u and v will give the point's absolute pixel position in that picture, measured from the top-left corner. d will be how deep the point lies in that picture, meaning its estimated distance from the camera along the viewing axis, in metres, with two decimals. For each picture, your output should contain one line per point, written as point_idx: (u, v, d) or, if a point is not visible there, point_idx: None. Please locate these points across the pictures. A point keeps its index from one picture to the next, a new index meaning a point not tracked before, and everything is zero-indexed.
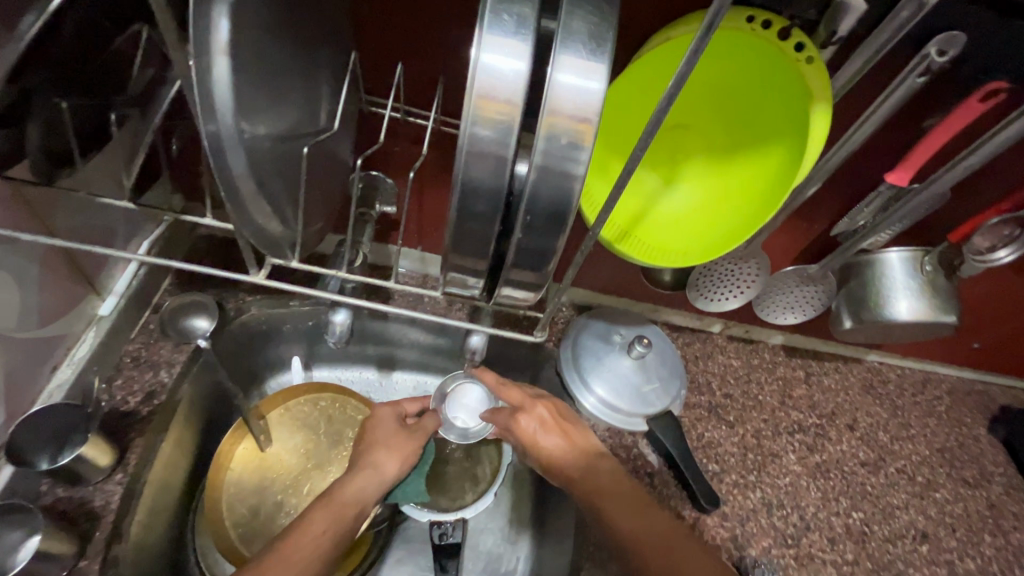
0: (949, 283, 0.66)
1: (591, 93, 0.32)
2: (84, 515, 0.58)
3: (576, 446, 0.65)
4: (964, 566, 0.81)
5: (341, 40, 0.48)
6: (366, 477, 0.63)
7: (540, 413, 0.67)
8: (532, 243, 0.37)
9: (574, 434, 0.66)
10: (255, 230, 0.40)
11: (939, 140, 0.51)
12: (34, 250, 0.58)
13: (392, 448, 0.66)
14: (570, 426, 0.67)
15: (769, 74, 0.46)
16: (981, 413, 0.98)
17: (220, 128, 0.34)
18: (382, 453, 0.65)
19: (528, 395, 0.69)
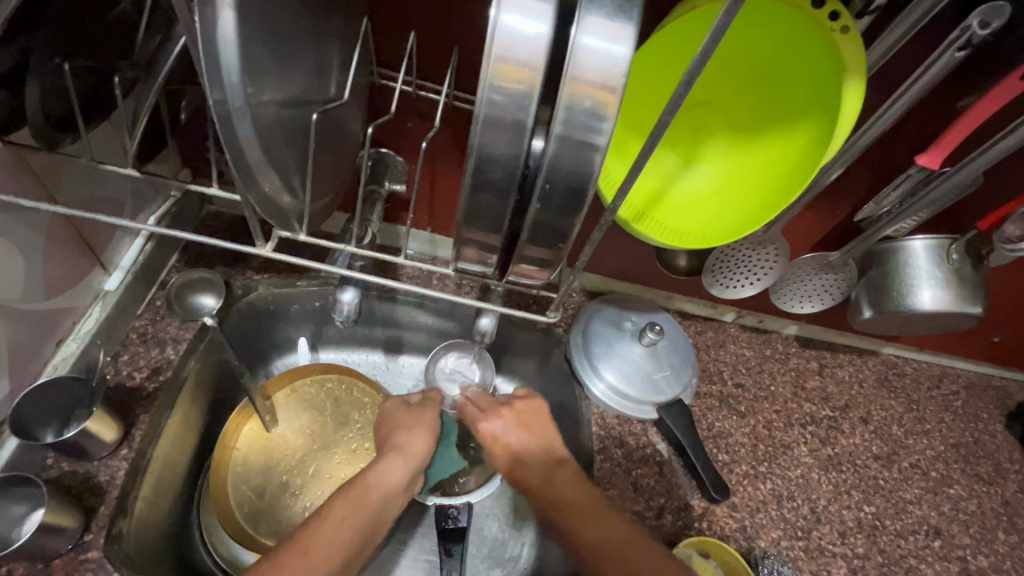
0: (975, 272, 0.64)
1: (616, 57, 0.30)
2: (90, 490, 0.58)
3: (544, 451, 0.63)
4: (977, 563, 0.80)
5: (353, 7, 0.46)
6: (392, 464, 0.62)
7: (514, 410, 0.65)
8: (549, 218, 0.35)
9: (544, 437, 0.64)
10: (263, 200, 0.39)
11: (975, 120, 0.49)
12: (40, 221, 0.57)
13: (414, 428, 0.66)
14: (544, 429, 0.64)
15: (800, 47, 0.44)
16: (997, 409, 0.96)
17: (226, 90, 0.32)
18: (404, 436, 0.65)
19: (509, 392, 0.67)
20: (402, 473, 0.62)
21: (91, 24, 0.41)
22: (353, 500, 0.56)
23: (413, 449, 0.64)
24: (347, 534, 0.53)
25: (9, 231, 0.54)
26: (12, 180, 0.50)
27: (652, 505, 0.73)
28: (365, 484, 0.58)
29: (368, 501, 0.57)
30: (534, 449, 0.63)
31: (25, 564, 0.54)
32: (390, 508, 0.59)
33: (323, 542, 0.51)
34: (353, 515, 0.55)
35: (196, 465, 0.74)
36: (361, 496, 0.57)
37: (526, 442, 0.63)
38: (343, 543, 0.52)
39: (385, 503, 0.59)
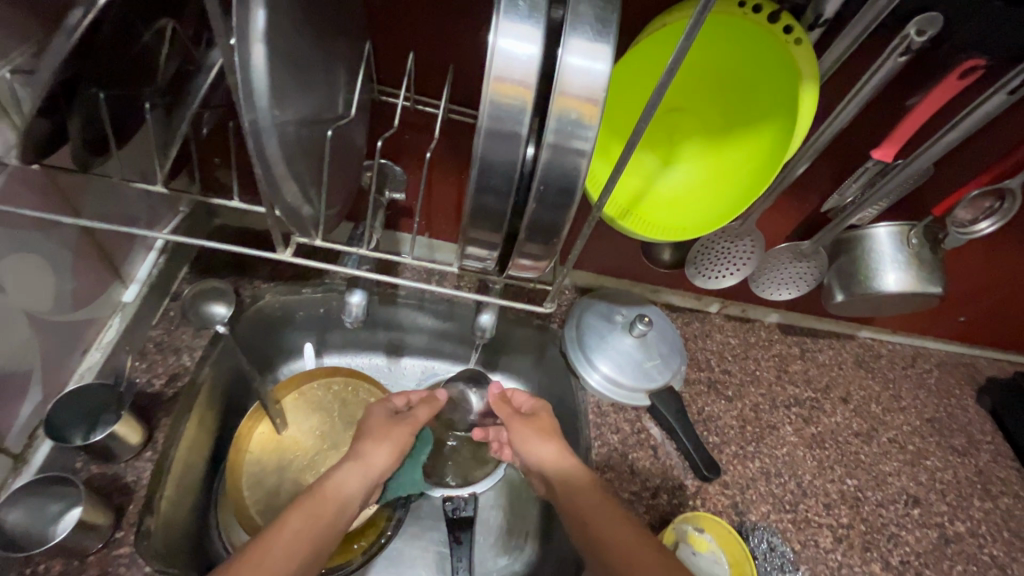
0: (933, 255, 0.69)
1: (598, 74, 0.35)
2: (118, 490, 0.61)
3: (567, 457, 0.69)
4: (954, 528, 0.85)
5: (357, 32, 0.51)
6: (349, 473, 0.65)
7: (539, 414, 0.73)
8: (545, 214, 0.39)
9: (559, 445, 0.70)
10: (286, 209, 0.43)
11: (922, 116, 0.54)
12: (67, 237, 0.58)
13: (380, 439, 0.69)
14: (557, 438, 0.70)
15: (761, 56, 0.49)
16: (968, 384, 1.03)
17: (259, 114, 0.36)
18: (369, 444, 0.68)
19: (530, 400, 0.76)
20: (355, 483, 0.65)
21: (123, 51, 0.44)
22: (309, 515, 0.60)
23: (373, 461, 0.67)
24: (299, 550, 0.56)
25: (39, 246, 0.55)
26: (40, 197, 0.52)
27: (649, 485, 0.78)
28: (320, 496, 0.62)
29: (323, 514, 0.61)
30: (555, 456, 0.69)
31: (59, 562, 0.56)
32: (348, 512, 0.63)
33: (271, 556, 0.54)
34: (308, 528, 0.59)
35: (211, 468, 0.78)
36: (314, 509, 0.61)
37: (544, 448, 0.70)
38: (293, 557, 0.56)
39: (341, 512, 0.63)
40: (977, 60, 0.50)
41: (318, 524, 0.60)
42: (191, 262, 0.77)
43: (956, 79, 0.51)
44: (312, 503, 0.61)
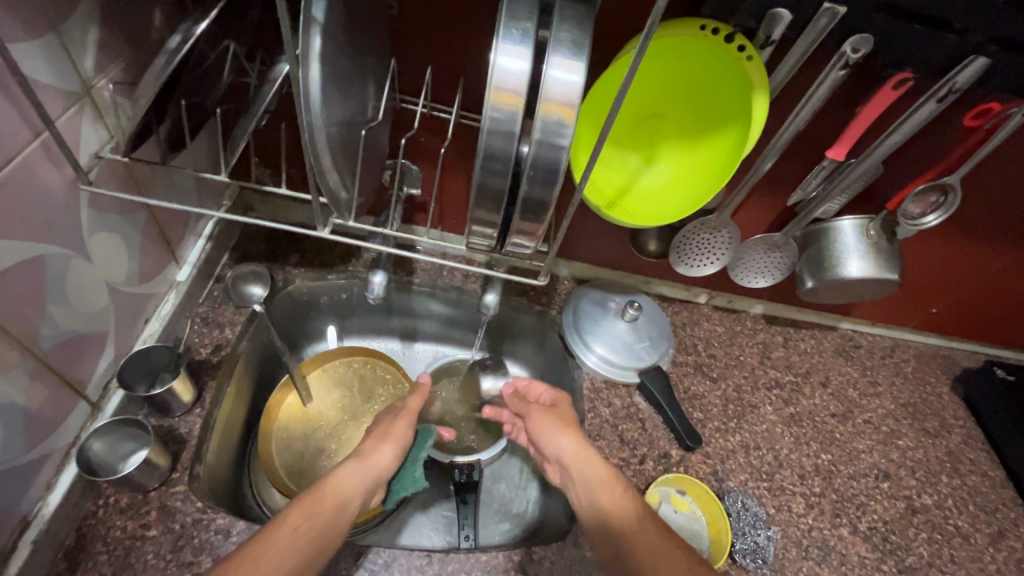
0: (891, 245, 0.78)
1: (574, 85, 0.44)
2: (173, 439, 0.70)
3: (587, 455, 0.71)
4: (922, 500, 0.92)
5: (384, 51, 0.61)
6: (349, 470, 0.65)
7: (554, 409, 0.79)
8: (537, 196, 0.49)
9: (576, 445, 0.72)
10: (329, 193, 0.53)
11: (866, 120, 0.63)
12: (138, 221, 0.68)
13: (383, 441, 0.70)
14: (574, 427, 0.75)
15: (721, 70, 0.58)
16: (944, 374, 1.09)
17: (314, 118, 0.47)
18: (372, 445, 0.69)
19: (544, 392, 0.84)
20: (356, 480, 0.64)
21: (199, 65, 0.55)
22: (309, 510, 0.58)
23: (375, 460, 0.67)
24: (302, 540, 0.54)
25: (120, 228, 0.65)
26: (122, 184, 0.62)
27: (637, 453, 0.86)
28: (321, 491, 0.60)
29: (324, 508, 0.59)
30: (573, 454, 0.71)
31: (126, 496, 0.65)
32: (351, 507, 0.61)
33: (273, 549, 0.52)
34: (311, 522, 0.56)
35: (244, 434, 0.86)
36: (315, 502, 0.59)
37: (563, 434, 0.73)
38: (295, 549, 0.53)
39: (344, 509, 0.61)
40: (907, 73, 0.59)
41: (320, 518, 0.58)
42: (231, 251, 0.88)
43: (892, 89, 0.60)
44: (313, 498, 0.59)
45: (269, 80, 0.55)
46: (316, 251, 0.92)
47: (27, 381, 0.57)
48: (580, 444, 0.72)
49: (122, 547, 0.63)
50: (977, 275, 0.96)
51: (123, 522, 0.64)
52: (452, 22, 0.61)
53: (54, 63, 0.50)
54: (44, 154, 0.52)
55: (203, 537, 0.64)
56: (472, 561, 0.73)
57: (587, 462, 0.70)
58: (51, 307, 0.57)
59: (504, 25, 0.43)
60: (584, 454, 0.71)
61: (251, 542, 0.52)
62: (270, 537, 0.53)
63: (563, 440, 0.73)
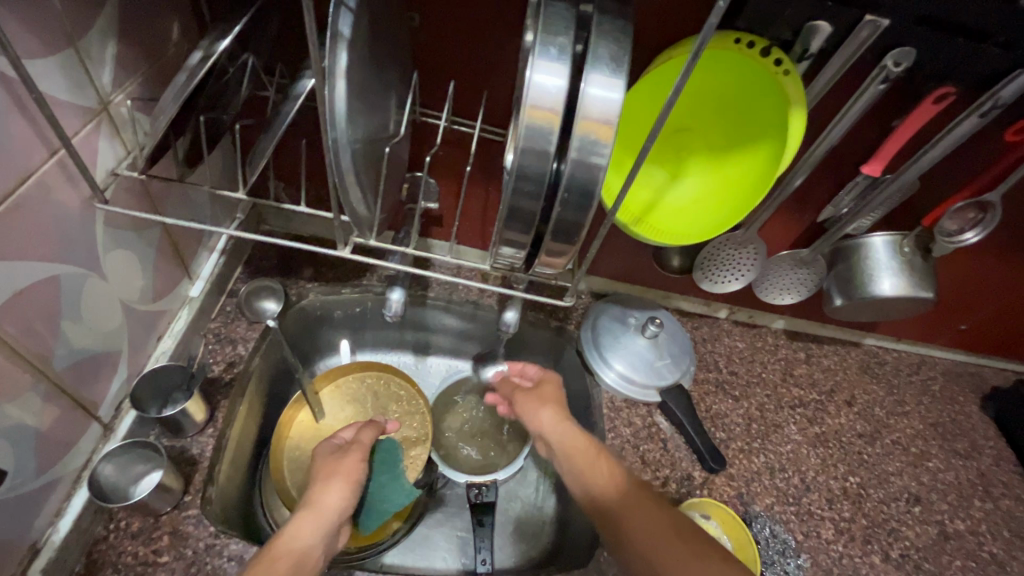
0: (925, 262, 0.75)
1: (614, 102, 0.42)
2: (185, 460, 0.68)
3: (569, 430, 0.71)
4: (954, 525, 0.88)
5: (406, 64, 0.60)
6: (302, 523, 0.59)
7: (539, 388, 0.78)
8: (569, 217, 0.47)
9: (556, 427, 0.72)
10: (351, 211, 0.51)
11: (905, 135, 0.61)
12: (152, 238, 0.67)
13: (333, 481, 0.64)
14: (555, 402, 0.75)
15: (757, 84, 0.56)
16: (973, 393, 1.05)
17: (339, 135, 0.45)
18: (320, 491, 0.63)
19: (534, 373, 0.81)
20: (312, 532, 0.59)
21: (218, 79, 0.53)
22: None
23: (326, 505, 0.62)
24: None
25: (134, 245, 0.64)
26: (137, 201, 0.60)
27: (659, 475, 0.83)
28: (272, 555, 0.54)
29: (280, 570, 0.53)
30: (553, 426, 0.72)
31: (138, 520, 0.64)
32: (312, 561, 0.56)
33: None
34: None
35: (256, 453, 0.85)
36: (266, 568, 0.52)
37: (543, 411, 0.73)
38: None
39: (303, 564, 0.55)
40: (950, 88, 0.56)
41: None
42: (243, 265, 0.86)
43: (932, 103, 0.58)
44: (262, 564, 0.53)
45: (293, 97, 0.52)
46: (330, 264, 0.90)
47: (40, 404, 0.55)
48: (558, 416, 0.72)
49: (134, 574, 0.61)
50: (1008, 291, 0.93)
51: (134, 547, 0.62)
52: (477, 35, 0.60)
53: (72, 79, 0.48)
54: (60, 171, 0.50)
55: (216, 564, 0.62)
56: None
57: (566, 433, 0.70)
58: (65, 328, 0.55)
59: (540, 41, 0.42)
60: (563, 427, 0.71)
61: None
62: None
63: (541, 416, 0.73)
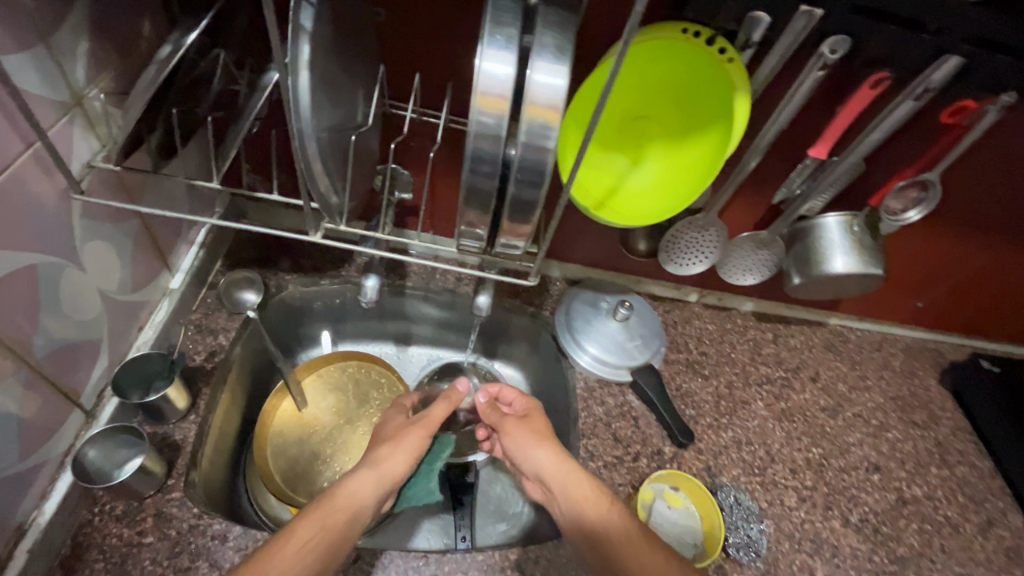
0: (875, 240, 0.79)
1: (558, 88, 0.45)
2: (168, 446, 0.70)
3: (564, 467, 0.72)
4: (912, 491, 0.93)
5: (372, 57, 0.62)
6: (364, 480, 0.67)
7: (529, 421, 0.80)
8: (524, 196, 0.50)
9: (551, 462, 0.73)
10: (321, 197, 0.54)
11: (846, 119, 0.64)
12: (130, 230, 0.69)
13: (397, 447, 0.71)
14: (549, 440, 0.76)
15: (704, 72, 0.60)
16: (933, 367, 1.09)
17: (304, 122, 0.48)
18: (384, 452, 0.71)
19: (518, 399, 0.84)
20: (369, 489, 0.66)
21: (188, 73, 0.55)
22: (319, 522, 0.60)
23: (388, 467, 0.69)
24: (311, 555, 0.56)
25: (113, 237, 0.66)
26: (114, 193, 0.62)
27: (630, 450, 0.87)
28: (333, 505, 0.62)
29: (336, 520, 0.61)
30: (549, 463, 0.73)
31: (121, 504, 0.65)
32: (361, 519, 0.64)
33: (277, 564, 0.54)
34: (318, 536, 0.58)
35: (240, 441, 0.87)
36: (327, 515, 0.61)
37: (539, 447, 0.75)
38: (304, 562, 0.55)
39: (355, 520, 0.63)
40: (882, 73, 0.60)
41: (330, 531, 0.60)
42: (223, 258, 0.88)
43: (869, 89, 0.62)
44: (325, 510, 0.61)
45: (260, 88, 0.58)
46: (309, 256, 0.92)
47: (22, 391, 0.57)
48: (557, 457, 0.73)
49: (118, 555, 0.63)
50: (960, 269, 0.96)
51: (119, 529, 0.64)
52: (440, 29, 0.62)
53: (45, 74, 0.50)
54: (36, 164, 0.52)
55: (200, 543, 0.64)
56: (469, 561, 0.70)
57: (564, 476, 0.72)
58: (44, 316, 0.57)
59: (489, 31, 0.45)
60: (560, 466, 0.72)
61: (257, 559, 0.54)
62: (280, 552, 0.55)
63: (539, 453, 0.74)
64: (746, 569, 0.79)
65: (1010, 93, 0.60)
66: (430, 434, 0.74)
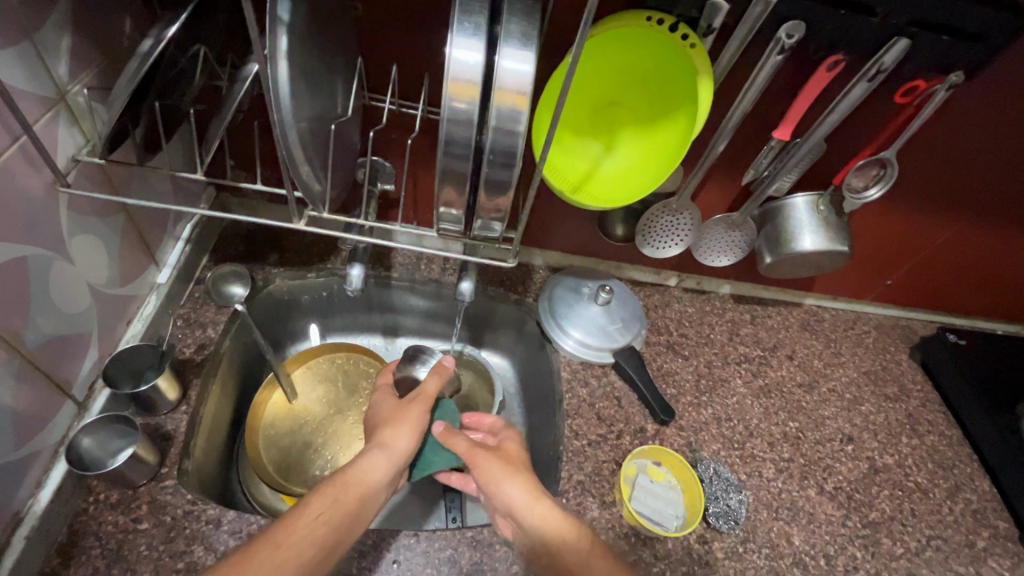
0: (839, 219, 0.83)
1: (525, 74, 0.47)
2: (160, 436, 0.72)
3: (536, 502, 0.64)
4: (883, 460, 0.97)
5: (350, 49, 0.64)
6: (373, 458, 0.67)
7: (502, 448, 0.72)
8: (498, 177, 0.52)
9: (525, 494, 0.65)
10: (304, 185, 0.56)
11: (806, 101, 0.68)
12: (116, 224, 0.70)
13: (401, 426, 0.72)
14: (523, 472, 0.68)
15: (669, 58, 0.63)
16: (903, 343, 1.13)
17: (285, 110, 0.50)
18: (389, 432, 0.71)
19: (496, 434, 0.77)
20: (380, 467, 0.67)
21: (170, 68, 0.57)
22: (332, 500, 0.61)
23: (394, 445, 0.70)
24: (323, 529, 0.58)
25: (99, 230, 0.67)
26: (99, 186, 0.64)
27: (614, 429, 0.90)
28: (344, 482, 0.63)
29: (347, 498, 0.62)
30: (523, 495, 0.65)
31: (117, 492, 0.67)
32: (374, 497, 0.65)
33: (292, 538, 0.56)
34: (329, 514, 0.60)
35: (232, 433, 0.88)
36: (338, 493, 0.62)
37: (511, 480, 0.66)
38: (316, 536, 0.57)
39: (367, 497, 0.64)
40: (837, 56, 0.63)
41: (341, 509, 0.61)
42: (209, 253, 0.90)
43: (825, 71, 0.65)
44: (336, 487, 0.62)
45: (240, 80, 0.58)
46: (294, 250, 0.93)
47: (14, 383, 0.58)
48: (529, 491, 0.65)
49: (114, 541, 0.64)
50: (924, 246, 1.00)
51: (114, 517, 0.65)
52: (415, 21, 0.65)
53: (29, 70, 0.52)
54: (24, 158, 0.53)
55: (194, 527, 0.66)
56: (458, 538, 0.72)
57: (533, 511, 0.63)
58: (34, 308, 0.59)
59: (459, 20, 0.47)
60: (534, 502, 0.64)
61: (270, 532, 0.56)
62: (291, 529, 0.57)
63: (510, 487, 0.66)
64: (726, 537, 0.82)
65: (957, 72, 0.65)
66: (429, 410, 0.75)
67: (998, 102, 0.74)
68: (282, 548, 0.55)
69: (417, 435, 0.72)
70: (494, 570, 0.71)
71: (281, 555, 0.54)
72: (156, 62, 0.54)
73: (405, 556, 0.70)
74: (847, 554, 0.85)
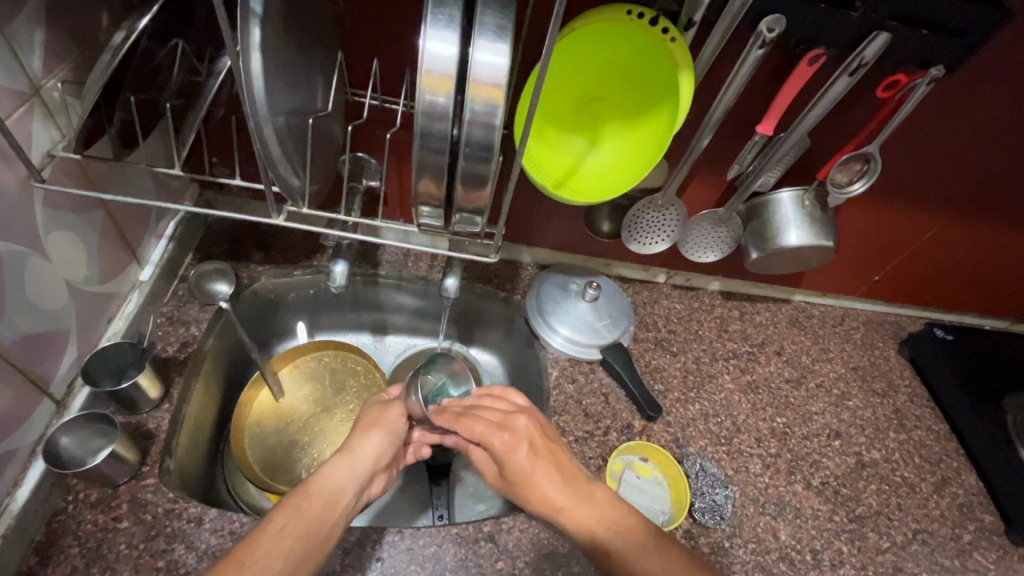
0: (824, 214, 0.83)
1: (499, 66, 0.47)
2: (141, 434, 0.71)
3: (582, 499, 0.65)
4: (871, 455, 0.97)
5: (330, 44, 0.64)
6: (337, 466, 0.68)
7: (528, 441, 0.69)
8: (475, 169, 0.52)
9: (567, 495, 0.65)
10: (281, 181, 0.55)
11: (788, 96, 0.68)
12: (95, 221, 0.70)
13: (369, 428, 0.74)
14: (560, 473, 0.67)
15: (651, 53, 0.63)
16: (892, 339, 1.13)
17: (258, 105, 0.49)
18: (357, 438, 0.73)
19: (505, 412, 0.72)
20: (346, 473, 0.68)
21: (146, 62, 0.57)
22: (295, 509, 0.61)
23: (360, 451, 0.71)
24: (289, 541, 0.58)
25: (77, 226, 0.67)
26: (76, 182, 0.63)
27: (601, 425, 0.90)
28: (307, 491, 0.64)
29: (310, 505, 0.62)
30: (566, 495, 0.65)
31: (96, 491, 0.66)
32: (340, 502, 0.65)
33: (257, 551, 0.55)
34: (293, 523, 0.60)
35: (217, 433, 0.87)
36: (301, 502, 0.62)
37: (552, 482, 0.66)
38: (283, 548, 0.57)
39: (332, 505, 0.64)
40: (817, 51, 0.63)
41: (304, 517, 0.61)
42: (194, 251, 0.89)
43: (807, 65, 0.65)
44: (298, 496, 0.63)
45: (215, 73, 0.58)
46: (280, 246, 0.92)
47: None
48: (570, 493, 0.65)
49: (94, 540, 0.63)
50: (911, 242, 1.00)
51: (94, 516, 0.65)
52: (395, 16, 0.64)
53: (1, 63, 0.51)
54: None
55: (175, 526, 0.65)
56: (443, 535, 0.72)
57: (576, 511, 0.64)
58: (10, 306, 0.58)
59: (432, 12, 0.47)
60: (577, 507, 0.64)
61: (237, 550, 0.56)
62: (254, 546, 0.56)
63: (551, 488, 0.66)
64: (712, 532, 0.82)
65: (937, 65, 0.66)
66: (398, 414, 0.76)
67: (980, 97, 0.74)
68: (245, 567, 0.54)
69: (389, 436, 0.74)
70: (479, 566, 0.71)
71: (245, 570, 0.53)
72: (128, 56, 0.53)
73: (389, 554, 0.70)
74: (833, 549, 0.85)
